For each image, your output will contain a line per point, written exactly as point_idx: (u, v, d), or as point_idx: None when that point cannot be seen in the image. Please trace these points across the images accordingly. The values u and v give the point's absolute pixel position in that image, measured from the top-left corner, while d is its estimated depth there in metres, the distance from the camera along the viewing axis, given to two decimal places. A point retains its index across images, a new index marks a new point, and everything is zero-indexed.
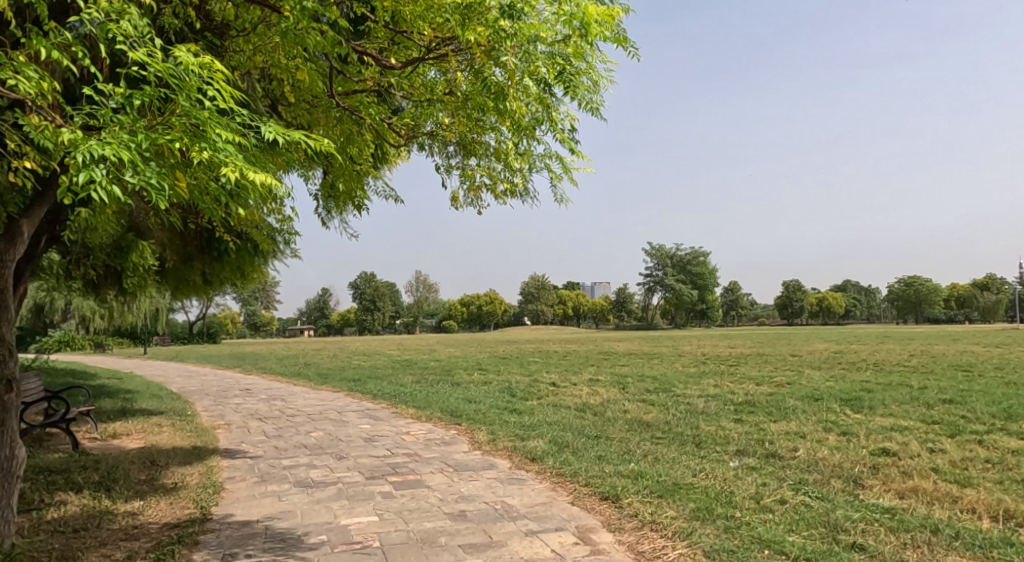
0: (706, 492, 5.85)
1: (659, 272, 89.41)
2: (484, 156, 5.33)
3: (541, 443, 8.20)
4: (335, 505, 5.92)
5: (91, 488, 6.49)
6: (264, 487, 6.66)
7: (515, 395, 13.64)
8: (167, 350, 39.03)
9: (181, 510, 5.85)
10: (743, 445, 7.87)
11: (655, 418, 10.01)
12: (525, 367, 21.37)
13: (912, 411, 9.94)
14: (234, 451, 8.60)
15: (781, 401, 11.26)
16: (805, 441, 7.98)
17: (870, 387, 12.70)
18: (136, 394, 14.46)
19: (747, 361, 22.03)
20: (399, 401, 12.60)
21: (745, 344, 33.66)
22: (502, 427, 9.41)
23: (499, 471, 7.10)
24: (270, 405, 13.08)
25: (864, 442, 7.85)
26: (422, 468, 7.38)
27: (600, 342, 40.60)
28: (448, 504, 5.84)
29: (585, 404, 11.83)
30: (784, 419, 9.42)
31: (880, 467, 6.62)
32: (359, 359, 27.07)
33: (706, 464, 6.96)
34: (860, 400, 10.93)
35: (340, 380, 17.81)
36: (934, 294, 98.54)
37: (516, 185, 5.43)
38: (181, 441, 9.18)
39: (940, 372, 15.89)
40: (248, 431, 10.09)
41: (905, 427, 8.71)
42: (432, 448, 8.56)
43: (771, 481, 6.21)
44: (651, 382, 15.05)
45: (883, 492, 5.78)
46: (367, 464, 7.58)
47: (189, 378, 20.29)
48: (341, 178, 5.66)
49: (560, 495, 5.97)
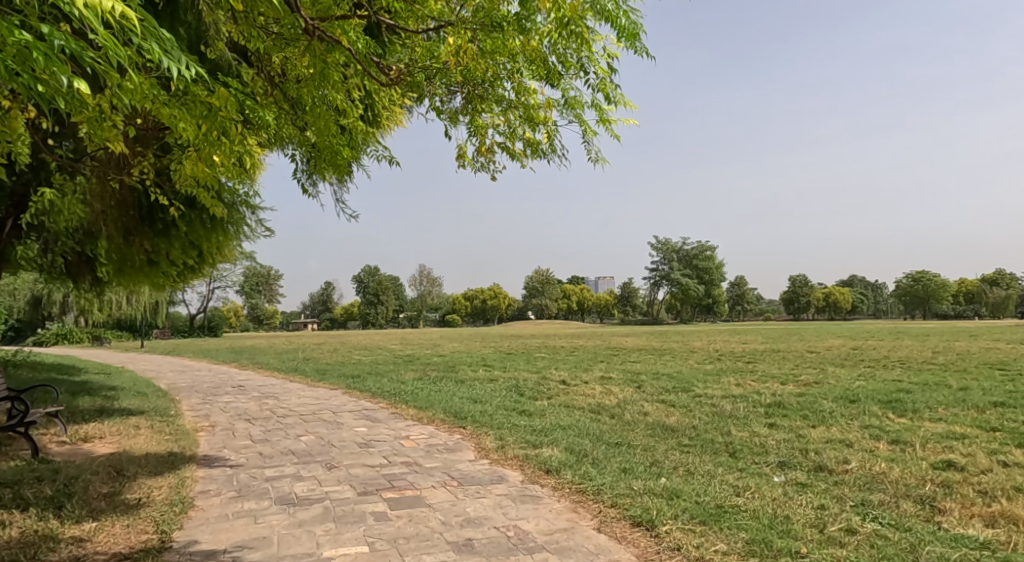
0: (756, 517, 4.95)
1: (665, 267, 88.29)
2: (497, 106, 4.58)
3: (555, 452, 7.31)
4: (319, 530, 5.05)
5: (39, 505, 5.64)
6: (240, 505, 5.79)
7: (524, 394, 12.73)
8: (167, 344, 38.28)
9: (136, 537, 4.99)
10: (785, 456, 6.97)
11: (680, 422, 9.10)
12: (533, 363, 20.47)
13: (963, 415, 8.99)
14: (214, 458, 7.74)
15: (815, 403, 10.33)
16: (853, 451, 7.09)
17: (907, 388, 11.77)
18: (121, 390, 13.62)
19: (763, 357, 21.09)
20: (400, 400, 11.75)
21: (758, 341, 32.64)
22: (511, 432, 8.52)
23: (509, 486, 6.21)
24: (261, 404, 12.22)
25: (922, 453, 6.95)
26: (421, 480, 6.50)
27: (608, 338, 39.66)
28: (452, 529, 4.97)
29: (600, 405, 10.94)
30: (823, 425, 8.50)
31: (952, 485, 5.72)
32: (360, 355, 26.20)
33: (747, 480, 6.06)
34: (903, 403, 9.97)
35: (338, 376, 16.94)
36: (943, 290, 97.18)
37: (537, 140, 4.69)
38: (157, 446, 8.33)
39: (975, 370, 14.91)
40: (232, 434, 9.23)
41: (962, 434, 7.80)
42: (433, 456, 7.66)
43: (829, 503, 5.32)
44: (668, 381, 14.13)
45: (967, 519, 4.89)
46: (361, 477, 6.71)
47: (182, 373, 19.48)
48: (319, 128, 4.55)
49: (583, 519, 5.09)
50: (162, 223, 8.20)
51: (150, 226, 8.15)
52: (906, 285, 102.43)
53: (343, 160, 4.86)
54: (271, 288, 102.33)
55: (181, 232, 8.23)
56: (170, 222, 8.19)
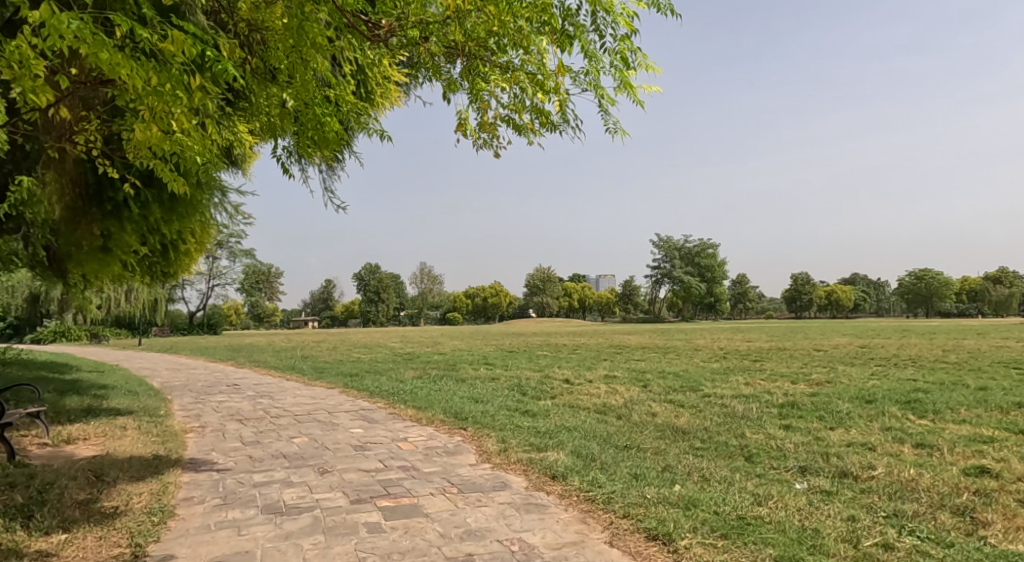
0: (782, 528, 4.56)
1: (667, 265, 87.73)
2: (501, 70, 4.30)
3: (561, 455, 6.91)
4: (307, 543, 4.66)
5: (7, 515, 5.25)
6: (224, 515, 5.40)
7: (526, 394, 12.32)
8: (166, 341, 37.89)
9: (108, 551, 4.59)
10: (805, 461, 6.57)
11: (690, 423, 8.71)
12: (535, 361, 20.05)
13: (988, 417, 8.58)
14: (201, 461, 7.34)
15: (830, 404, 9.92)
16: (877, 455, 6.69)
17: (924, 387, 11.35)
18: (111, 389, 13.23)
19: (770, 356, 20.66)
20: (399, 400, 11.35)
21: (762, 339, 32.14)
22: (514, 434, 8.11)
23: (513, 493, 5.81)
24: (256, 404, 11.83)
25: (950, 457, 6.55)
26: (419, 487, 6.10)
27: (610, 336, 39.25)
28: (451, 543, 4.57)
29: (605, 405, 10.53)
30: (842, 427, 8.10)
31: (989, 494, 5.33)
32: (359, 353, 25.78)
33: (767, 487, 5.66)
34: (923, 404, 9.56)
35: (336, 375, 16.55)
36: (947, 288, 96.62)
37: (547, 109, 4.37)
38: (142, 448, 7.94)
39: (990, 369, 14.48)
40: (223, 435, 8.84)
41: (989, 437, 7.40)
42: (432, 459, 7.26)
43: (859, 514, 4.92)
44: (675, 380, 13.73)
45: (1013, 533, 4.49)
46: (355, 483, 6.31)
47: (177, 371, 19.06)
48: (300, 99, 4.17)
49: (593, 531, 4.69)
50: (112, 203, 7.34)
51: (98, 206, 7.31)
52: (909, 283, 101.90)
53: (328, 137, 4.54)
54: (272, 286, 101.97)
55: (134, 213, 7.38)
56: (121, 202, 7.29)
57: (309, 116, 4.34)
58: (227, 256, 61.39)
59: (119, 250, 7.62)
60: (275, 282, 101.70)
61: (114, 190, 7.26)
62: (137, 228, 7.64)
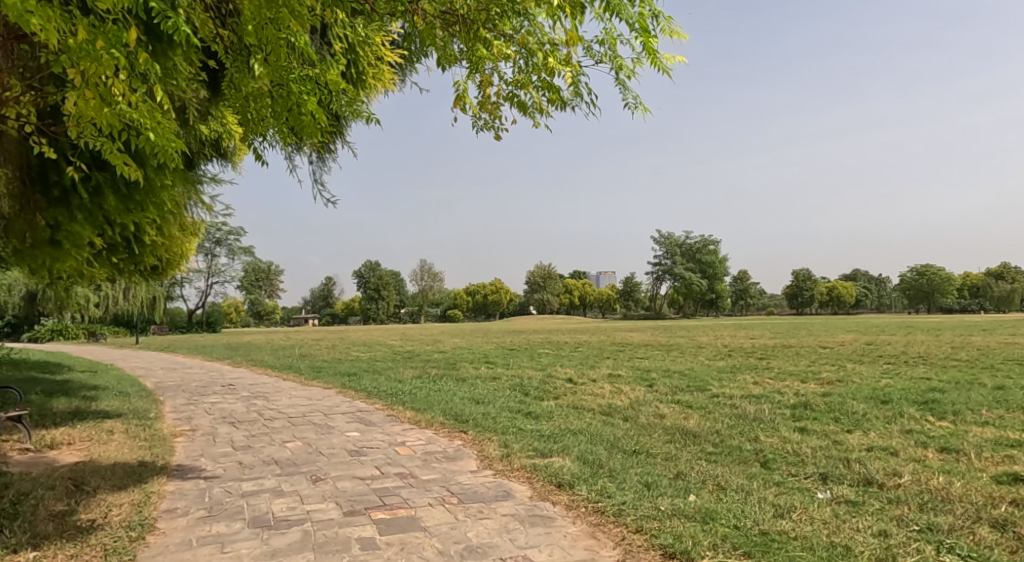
0: (810, 546, 4.21)
1: (668, 261, 87.24)
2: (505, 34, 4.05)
3: (567, 462, 6.56)
4: None
5: None
6: (207, 529, 5.04)
7: (529, 394, 11.98)
8: (164, 340, 37.56)
9: None
10: (825, 467, 6.22)
11: (700, 426, 8.35)
12: (537, 360, 19.68)
13: (1011, 418, 8.23)
14: (188, 468, 6.98)
15: (844, 405, 9.55)
16: (900, 461, 6.34)
17: (939, 387, 11.00)
18: (101, 390, 12.87)
19: (776, 353, 20.30)
20: (397, 401, 11.00)
21: (766, 336, 31.74)
22: (517, 438, 7.76)
23: (517, 504, 5.46)
24: (250, 405, 11.49)
25: (978, 463, 6.20)
26: (416, 497, 5.74)
27: (611, 333, 38.86)
28: None
29: (611, 406, 10.17)
30: (860, 430, 7.75)
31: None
32: (358, 351, 25.42)
33: (788, 498, 5.32)
34: (941, 405, 9.20)
35: (333, 374, 16.19)
36: (948, 284, 96.15)
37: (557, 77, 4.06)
38: (127, 453, 7.58)
39: (1004, 367, 14.11)
40: (213, 439, 8.48)
41: (1015, 440, 7.06)
42: (431, 466, 6.91)
43: (891, 528, 4.58)
44: (681, 379, 13.37)
45: None
46: (349, 492, 5.95)
47: (172, 371, 18.68)
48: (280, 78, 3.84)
49: (604, 548, 4.36)
50: (59, 190, 6.47)
51: (43, 192, 6.44)
52: (911, 279, 101.46)
53: (308, 124, 4.19)
54: (272, 283, 101.65)
55: (84, 200, 6.45)
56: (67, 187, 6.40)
57: (281, 97, 4.03)
58: (226, 254, 61.03)
59: (71, 243, 6.60)
60: (274, 279, 101.33)
61: (60, 173, 6.40)
62: (91, 219, 6.66)
